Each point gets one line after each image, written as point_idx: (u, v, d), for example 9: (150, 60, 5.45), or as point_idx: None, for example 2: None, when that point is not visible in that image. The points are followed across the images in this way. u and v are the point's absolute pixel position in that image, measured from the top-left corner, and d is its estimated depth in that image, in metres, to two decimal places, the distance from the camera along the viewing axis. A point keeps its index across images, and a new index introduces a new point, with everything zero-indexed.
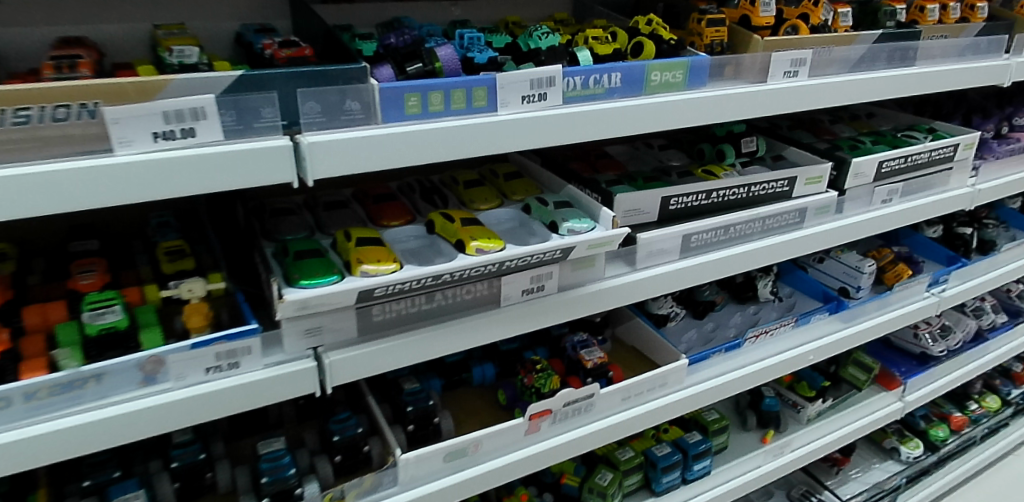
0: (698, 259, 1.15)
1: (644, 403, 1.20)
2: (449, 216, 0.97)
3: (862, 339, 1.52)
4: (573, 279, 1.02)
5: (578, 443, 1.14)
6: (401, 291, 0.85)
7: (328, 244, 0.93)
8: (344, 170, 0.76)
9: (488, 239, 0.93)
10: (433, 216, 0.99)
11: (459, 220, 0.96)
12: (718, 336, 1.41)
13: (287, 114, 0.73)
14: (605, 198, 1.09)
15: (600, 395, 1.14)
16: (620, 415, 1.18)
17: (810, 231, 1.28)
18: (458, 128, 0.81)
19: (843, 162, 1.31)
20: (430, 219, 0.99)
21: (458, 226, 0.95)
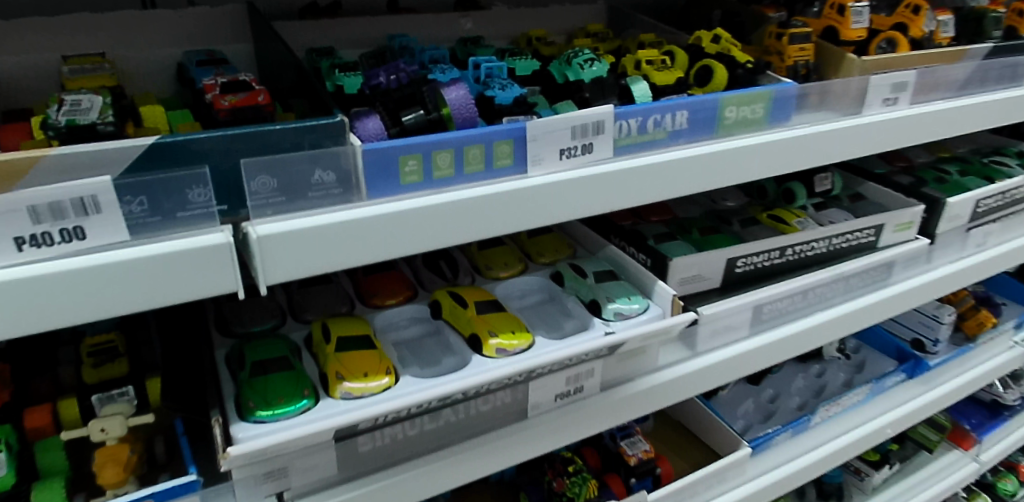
0: (769, 335, 0.92)
1: None
2: (459, 297, 0.75)
3: (944, 403, 1.29)
4: (618, 373, 0.80)
5: None
6: (397, 418, 0.63)
7: (302, 340, 0.71)
8: (314, 269, 0.53)
9: (513, 334, 0.71)
10: (438, 293, 0.77)
11: (473, 305, 0.74)
12: (780, 407, 1.18)
13: (228, 193, 0.51)
14: (656, 263, 0.86)
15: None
16: None
17: (897, 288, 1.05)
18: (473, 199, 0.58)
19: (937, 203, 1.05)
20: (434, 297, 0.77)
21: (472, 314, 0.72)
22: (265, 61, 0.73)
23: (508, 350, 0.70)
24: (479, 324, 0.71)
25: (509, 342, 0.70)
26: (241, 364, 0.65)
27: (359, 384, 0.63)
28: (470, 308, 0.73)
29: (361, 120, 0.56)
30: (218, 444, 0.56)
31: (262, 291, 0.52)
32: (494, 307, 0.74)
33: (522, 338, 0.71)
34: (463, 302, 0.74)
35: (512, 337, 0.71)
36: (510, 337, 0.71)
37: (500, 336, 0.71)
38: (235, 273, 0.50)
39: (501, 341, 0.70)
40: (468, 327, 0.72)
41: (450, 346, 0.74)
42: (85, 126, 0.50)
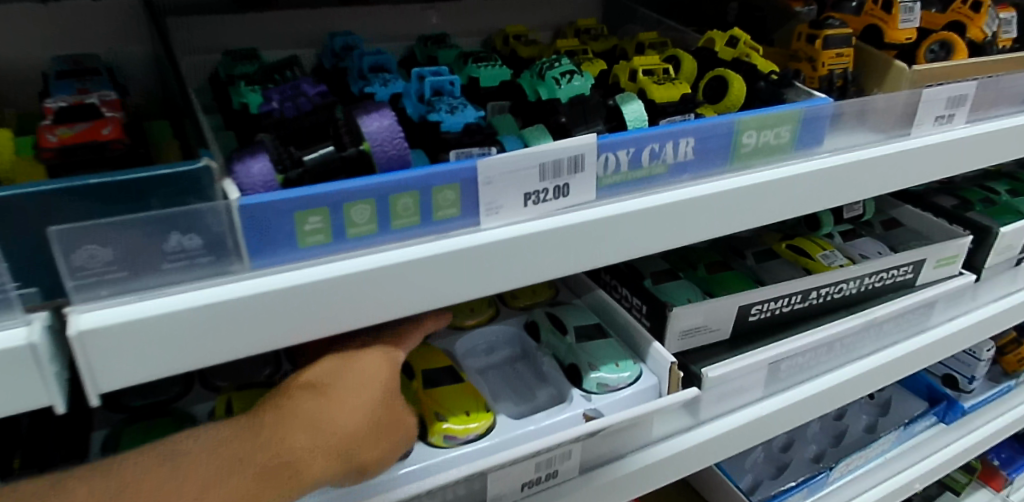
0: (788, 395, 0.77)
1: None
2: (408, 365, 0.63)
3: (978, 450, 1.14)
4: (601, 452, 0.65)
5: None
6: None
7: (205, 415, 0.57)
8: (172, 366, 0.39)
9: (467, 414, 0.58)
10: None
11: (422, 375, 0.62)
12: (794, 457, 1.02)
13: (43, 267, 0.37)
14: (654, 310, 0.70)
15: None
16: None
17: (938, 332, 0.90)
18: (398, 265, 0.44)
19: (988, 232, 0.90)
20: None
21: (419, 388, 0.60)
22: (166, 63, 0.59)
23: (459, 436, 0.57)
24: (425, 402, 0.59)
25: (461, 426, 0.57)
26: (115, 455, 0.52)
27: None
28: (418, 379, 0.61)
29: (243, 160, 0.41)
30: None
31: (92, 403, 0.38)
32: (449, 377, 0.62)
33: (479, 419, 0.58)
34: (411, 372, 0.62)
35: (465, 418, 0.58)
36: (463, 417, 0.58)
37: (449, 418, 0.58)
38: (52, 383, 0.36)
39: (450, 426, 0.57)
40: (414, 403, 0.60)
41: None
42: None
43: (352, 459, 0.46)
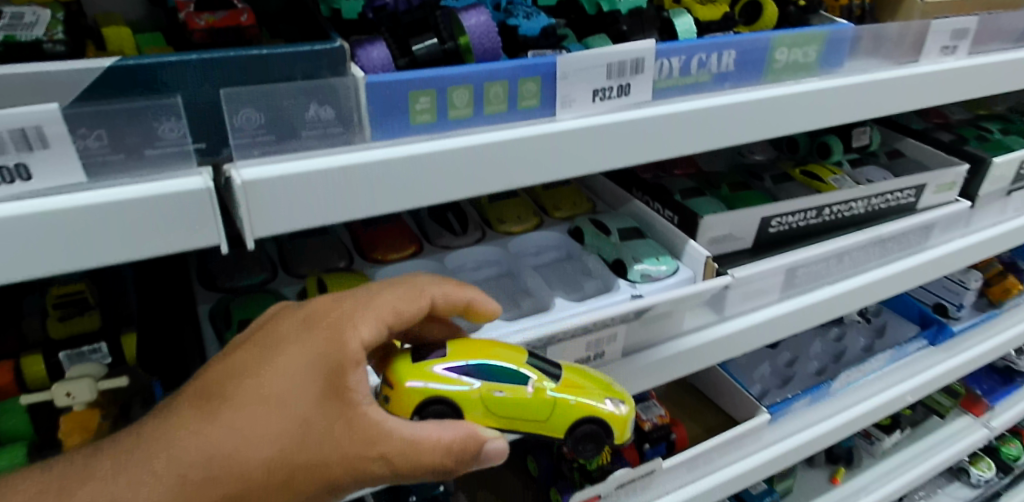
0: (802, 298, 0.86)
1: (714, 472, 0.92)
2: (493, 370, 0.52)
3: (964, 371, 1.21)
4: (642, 337, 0.73)
5: None
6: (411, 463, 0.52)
7: (294, 295, 0.64)
8: (309, 221, 0.45)
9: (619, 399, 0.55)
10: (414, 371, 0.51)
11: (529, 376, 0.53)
12: (798, 371, 1.11)
13: (205, 127, 0.43)
14: (685, 220, 0.78)
15: (663, 469, 0.85)
16: (687, 488, 0.90)
17: (935, 253, 0.98)
18: (492, 144, 0.50)
19: (982, 162, 0.98)
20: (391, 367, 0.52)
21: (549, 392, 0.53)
22: None
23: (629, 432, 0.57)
24: (588, 404, 0.53)
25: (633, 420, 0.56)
26: (227, 321, 0.59)
27: None
28: (537, 378, 0.53)
29: (363, 46, 0.49)
30: None
31: (248, 245, 0.44)
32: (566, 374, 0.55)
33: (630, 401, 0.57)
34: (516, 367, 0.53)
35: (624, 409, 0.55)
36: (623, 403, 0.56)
37: (618, 417, 0.55)
38: (217, 225, 0.42)
39: (628, 420, 0.55)
40: (554, 414, 0.53)
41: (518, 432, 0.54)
42: (28, 43, 0.42)
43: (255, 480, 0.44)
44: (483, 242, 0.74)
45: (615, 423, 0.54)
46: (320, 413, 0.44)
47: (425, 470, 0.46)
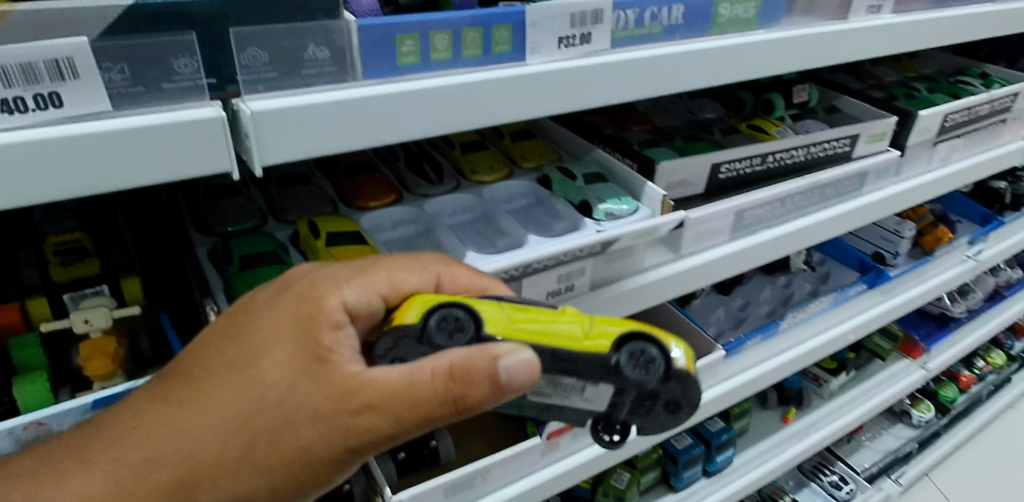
0: (750, 239, 0.94)
1: None
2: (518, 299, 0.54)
3: (901, 312, 1.31)
4: (607, 273, 0.80)
5: (596, 462, 0.94)
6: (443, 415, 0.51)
7: (286, 237, 0.68)
8: (310, 151, 0.51)
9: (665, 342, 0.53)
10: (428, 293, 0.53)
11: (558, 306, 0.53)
12: (750, 315, 1.20)
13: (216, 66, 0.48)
14: (643, 167, 0.85)
15: None
16: None
17: (869, 198, 1.07)
18: (471, 84, 0.56)
19: (909, 115, 1.08)
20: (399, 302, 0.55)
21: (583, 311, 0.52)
22: None
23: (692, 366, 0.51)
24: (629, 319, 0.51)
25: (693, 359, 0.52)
26: (226, 259, 0.62)
27: None
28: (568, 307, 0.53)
29: None
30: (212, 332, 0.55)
31: (257, 172, 0.49)
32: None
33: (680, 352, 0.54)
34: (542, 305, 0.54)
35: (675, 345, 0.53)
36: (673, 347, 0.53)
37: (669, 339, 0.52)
38: (229, 152, 0.47)
39: (684, 345, 0.51)
40: (596, 324, 0.51)
41: (558, 384, 0.52)
42: None
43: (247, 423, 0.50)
44: (458, 191, 0.79)
45: (669, 340, 0.51)
46: (289, 368, 0.50)
47: (423, 405, 0.48)
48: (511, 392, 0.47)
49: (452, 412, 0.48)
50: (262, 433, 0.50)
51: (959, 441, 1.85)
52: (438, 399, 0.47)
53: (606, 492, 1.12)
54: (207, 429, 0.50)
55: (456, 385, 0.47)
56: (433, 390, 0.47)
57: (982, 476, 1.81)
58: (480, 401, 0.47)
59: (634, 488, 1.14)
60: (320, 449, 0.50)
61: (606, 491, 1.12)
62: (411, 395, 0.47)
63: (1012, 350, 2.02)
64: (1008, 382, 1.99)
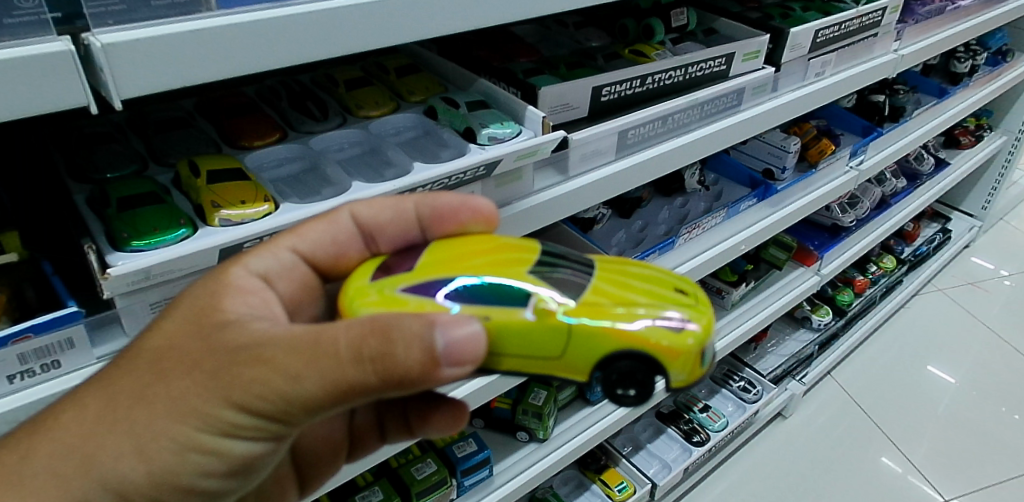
0: (635, 157, 0.99)
1: None
2: (497, 280, 0.52)
3: (789, 222, 1.40)
4: (497, 198, 0.84)
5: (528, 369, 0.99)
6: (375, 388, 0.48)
7: (169, 179, 0.69)
8: (167, 83, 0.52)
9: (679, 289, 0.53)
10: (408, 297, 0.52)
11: (546, 284, 0.52)
12: (649, 235, 1.27)
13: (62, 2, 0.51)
14: (525, 94, 0.88)
15: None
16: None
17: (747, 114, 1.13)
18: (328, 9, 0.57)
19: (781, 32, 1.14)
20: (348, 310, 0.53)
21: (576, 306, 0.50)
22: None
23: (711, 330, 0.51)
24: (622, 329, 0.49)
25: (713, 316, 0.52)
26: (105, 202, 0.62)
27: (237, 212, 0.63)
28: (551, 294, 0.51)
29: None
30: (96, 269, 0.55)
31: (115, 107, 0.50)
32: (611, 281, 0.53)
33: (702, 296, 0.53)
34: (532, 267, 0.53)
35: (690, 298, 0.52)
36: (693, 296, 0.53)
37: (683, 312, 0.51)
38: (84, 87, 0.48)
39: (690, 337, 0.49)
40: (569, 350, 0.50)
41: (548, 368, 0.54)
42: None
43: (148, 396, 0.51)
44: (345, 126, 0.81)
45: (664, 354, 0.49)
46: (178, 338, 0.52)
47: (326, 369, 0.47)
48: (459, 364, 0.47)
49: (365, 370, 0.47)
50: (151, 401, 0.51)
51: (858, 340, 2.00)
52: (350, 356, 0.47)
53: (525, 411, 1.19)
54: (103, 402, 0.52)
55: (391, 359, 0.47)
56: (338, 351, 0.47)
57: (879, 369, 1.98)
58: (395, 367, 0.47)
59: (552, 404, 1.21)
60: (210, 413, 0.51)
61: (526, 410, 1.18)
62: (316, 353, 0.47)
63: (903, 254, 2.18)
64: (900, 284, 2.15)
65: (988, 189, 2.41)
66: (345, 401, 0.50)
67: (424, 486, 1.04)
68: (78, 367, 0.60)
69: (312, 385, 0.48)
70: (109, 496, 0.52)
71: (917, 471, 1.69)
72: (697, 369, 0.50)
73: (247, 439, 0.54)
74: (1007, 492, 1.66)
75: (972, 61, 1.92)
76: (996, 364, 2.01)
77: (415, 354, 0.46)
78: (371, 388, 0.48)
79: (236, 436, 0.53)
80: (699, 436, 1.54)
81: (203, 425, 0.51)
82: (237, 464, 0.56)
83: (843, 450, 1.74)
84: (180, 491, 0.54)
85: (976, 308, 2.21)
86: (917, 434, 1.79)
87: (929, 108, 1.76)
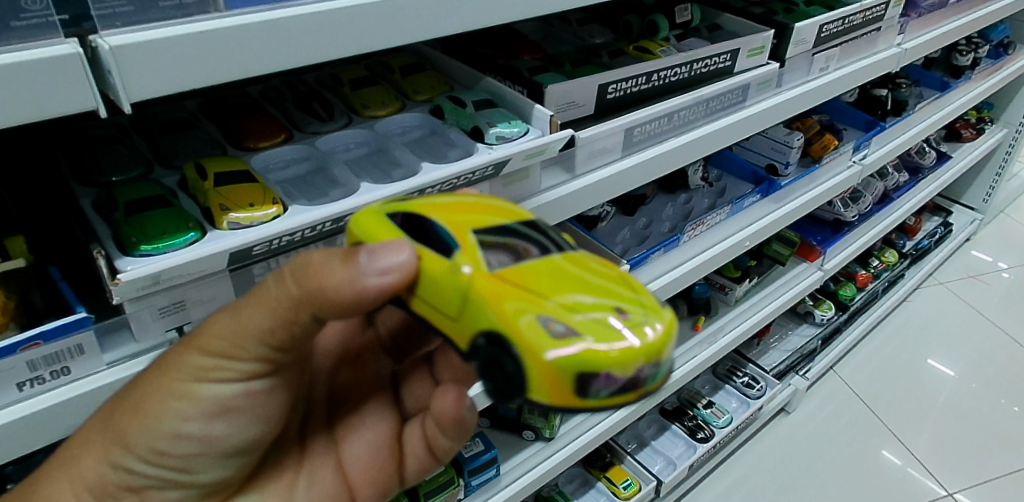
0: (641, 155, 0.98)
1: None
2: (443, 236, 0.48)
3: (793, 217, 1.40)
4: (505, 197, 0.83)
5: None
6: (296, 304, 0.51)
7: (175, 182, 0.68)
8: (176, 85, 0.51)
9: (623, 311, 0.44)
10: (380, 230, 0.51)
11: (484, 249, 0.47)
12: (653, 232, 1.27)
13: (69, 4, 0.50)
14: (531, 92, 0.88)
15: None
16: None
17: (752, 110, 1.13)
18: (337, 9, 0.56)
19: (786, 27, 1.13)
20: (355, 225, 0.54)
21: (486, 276, 0.45)
22: None
23: (612, 365, 0.42)
24: (508, 319, 0.43)
25: (635, 353, 0.42)
26: (112, 207, 0.62)
27: (246, 215, 0.62)
28: (475, 258, 0.46)
29: None
30: (106, 275, 0.54)
31: (125, 110, 0.49)
32: (556, 270, 0.46)
33: (653, 329, 0.44)
34: (488, 231, 0.49)
35: (628, 322, 0.44)
36: (636, 323, 0.44)
37: (584, 331, 0.43)
38: (94, 91, 0.48)
39: (560, 361, 0.42)
40: (462, 316, 0.45)
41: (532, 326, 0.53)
42: None
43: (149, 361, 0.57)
44: (351, 126, 0.80)
45: (532, 362, 0.42)
46: None
47: (264, 295, 0.51)
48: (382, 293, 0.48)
49: (296, 285, 0.50)
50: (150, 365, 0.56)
51: (861, 334, 2.01)
52: (283, 278, 0.51)
53: (531, 410, 1.19)
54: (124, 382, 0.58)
55: (317, 282, 0.49)
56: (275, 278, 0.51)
57: (882, 363, 1.98)
58: (322, 284, 0.49)
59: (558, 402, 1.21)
60: (185, 363, 0.54)
61: (531, 409, 1.18)
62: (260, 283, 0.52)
63: (904, 248, 2.18)
64: (902, 278, 2.15)
65: (990, 182, 2.41)
66: (297, 324, 0.52)
67: (432, 488, 1.03)
68: (87, 374, 0.59)
69: (254, 307, 0.52)
70: (115, 446, 0.55)
71: (918, 465, 1.70)
72: (575, 398, 0.43)
73: (222, 382, 0.55)
74: (1011, 486, 1.66)
75: (973, 54, 1.92)
76: (998, 357, 2.01)
77: (336, 275, 0.49)
78: (311, 306, 0.51)
79: (214, 379, 0.55)
80: (704, 432, 1.53)
81: (178, 368, 0.54)
82: (221, 413, 0.57)
83: (845, 444, 1.74)
84: (175, 440, 0.56)
85: (977, 300, 2.21)
86: (920, 428, 1.79)
87: (931, 102, 1.75)
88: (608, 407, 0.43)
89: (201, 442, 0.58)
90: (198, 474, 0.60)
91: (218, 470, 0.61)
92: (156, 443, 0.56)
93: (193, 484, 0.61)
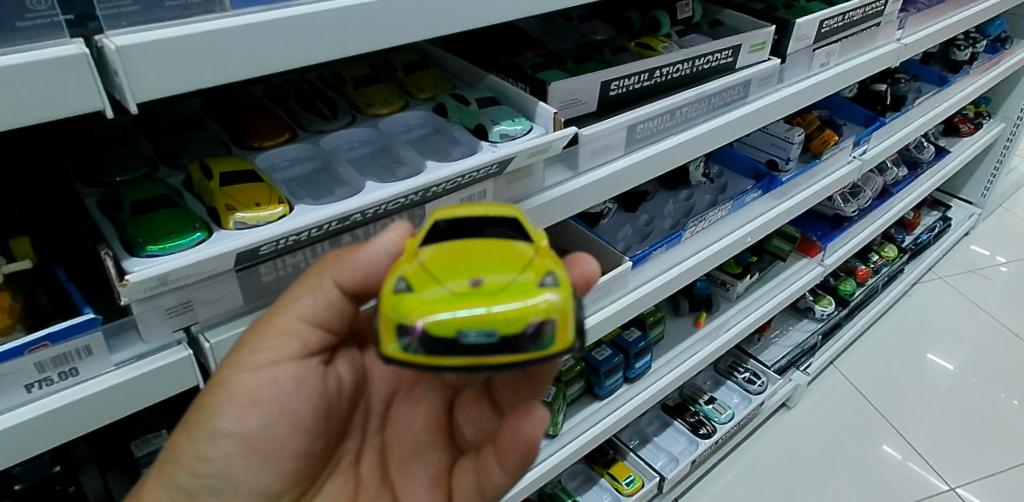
0: (643, 152, 0.98)
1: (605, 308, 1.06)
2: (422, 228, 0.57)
3: (795, 213, 1.40)
4: (509, 195, 0.83)
5: None
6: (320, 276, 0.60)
7: (180, 182, 0.68)
8: (181, 85, 0.51)
9: (479, 283, 0.48)
10: None
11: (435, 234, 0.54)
12: (654, 229, 1.27)
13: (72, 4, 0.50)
14: (534, 89, 0.88)
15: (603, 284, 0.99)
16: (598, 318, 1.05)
17: (754, 106, 1.13)
18: (341, 8, 0.56)
19: (786, 23, 1.13)
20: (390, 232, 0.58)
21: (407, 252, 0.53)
22: None
23: (432, 322, 0.47)
24: (392, 278, 0.50)
25: (465, 320, 0.46)
26: (117, 207, 0.62)
27: (251, 215, 0.62)
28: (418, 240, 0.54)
29: None
30: (113, 276, 0.54)
31: (131, 111, 0.49)
32: (464, 251, 0.52)
33: (536, 303, 0.47)
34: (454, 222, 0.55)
35: (512, 295, 0.48)
36: (487, 300, 0.47)
37: (432, 293, 0.48)
38: (100, 91, 0.47)
39: (395, 310, 0.48)
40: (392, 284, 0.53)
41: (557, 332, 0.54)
42: None
43: None
44: (354, 125, 0.80)
45: (381, 311, 0.49)
46: None
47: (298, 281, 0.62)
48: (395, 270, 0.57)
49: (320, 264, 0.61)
50: None
51: (860, 330, 2.01)
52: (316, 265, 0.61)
53: None
54: None
55: (343, 254, 0.59)
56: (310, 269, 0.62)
57: (882, 358, 1.98)
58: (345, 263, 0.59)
59: (561, 399, 1.20)
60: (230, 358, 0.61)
61: None
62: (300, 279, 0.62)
63: (904, 243, 2.18)
64: (903, 272, 2.15)
65: (988, 176, 2.41)
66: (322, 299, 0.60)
67: None
68: (95, 376, 0.59)
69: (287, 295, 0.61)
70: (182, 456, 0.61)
71: (918, 458, 1.70)
72: (399, 350, 0.47)
73: (255, 371, 0.60)
74: (1011, 480, 1.66)
75: (972, 48, 1.92)
76: (998, 352, 2.01)
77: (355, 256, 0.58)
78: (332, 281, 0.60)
79: (248, 369, 0.60)
80: (706, 428, 1.54)
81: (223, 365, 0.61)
82: (254, 404, 0.60)
83: (845, 438, 1.74)
84: (217, 438, 0.60)
85: (977, 295, 2.22)
86: (921, 423, 1.79)
87: (931, 97, 1.75)
88: (435, 368, 0.47)
89: (239, 440, 0.60)
90: (240, 481, 0.61)
91: (260, 480, 0.62)
92: (200, 444, 0.60)
93: (239, 493, 0.62)
